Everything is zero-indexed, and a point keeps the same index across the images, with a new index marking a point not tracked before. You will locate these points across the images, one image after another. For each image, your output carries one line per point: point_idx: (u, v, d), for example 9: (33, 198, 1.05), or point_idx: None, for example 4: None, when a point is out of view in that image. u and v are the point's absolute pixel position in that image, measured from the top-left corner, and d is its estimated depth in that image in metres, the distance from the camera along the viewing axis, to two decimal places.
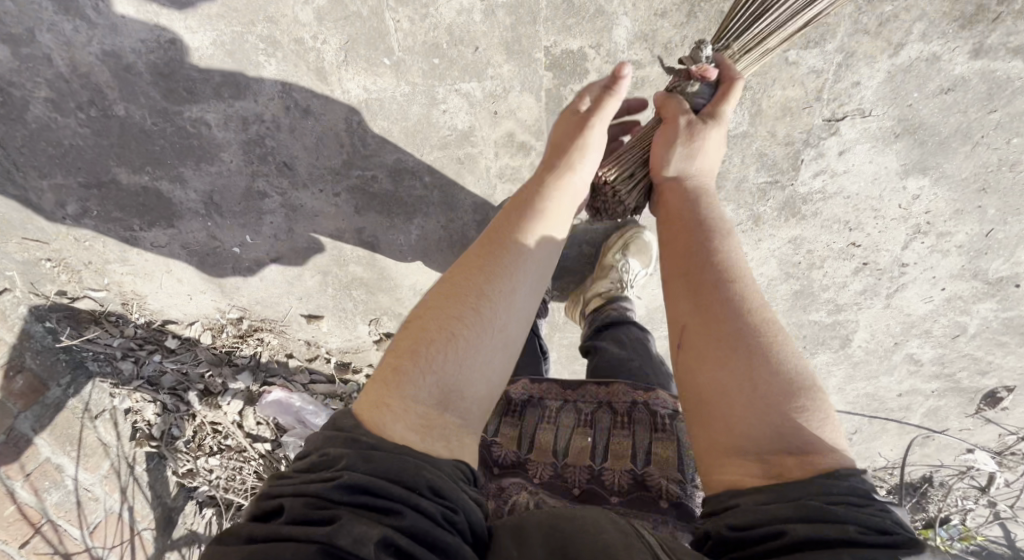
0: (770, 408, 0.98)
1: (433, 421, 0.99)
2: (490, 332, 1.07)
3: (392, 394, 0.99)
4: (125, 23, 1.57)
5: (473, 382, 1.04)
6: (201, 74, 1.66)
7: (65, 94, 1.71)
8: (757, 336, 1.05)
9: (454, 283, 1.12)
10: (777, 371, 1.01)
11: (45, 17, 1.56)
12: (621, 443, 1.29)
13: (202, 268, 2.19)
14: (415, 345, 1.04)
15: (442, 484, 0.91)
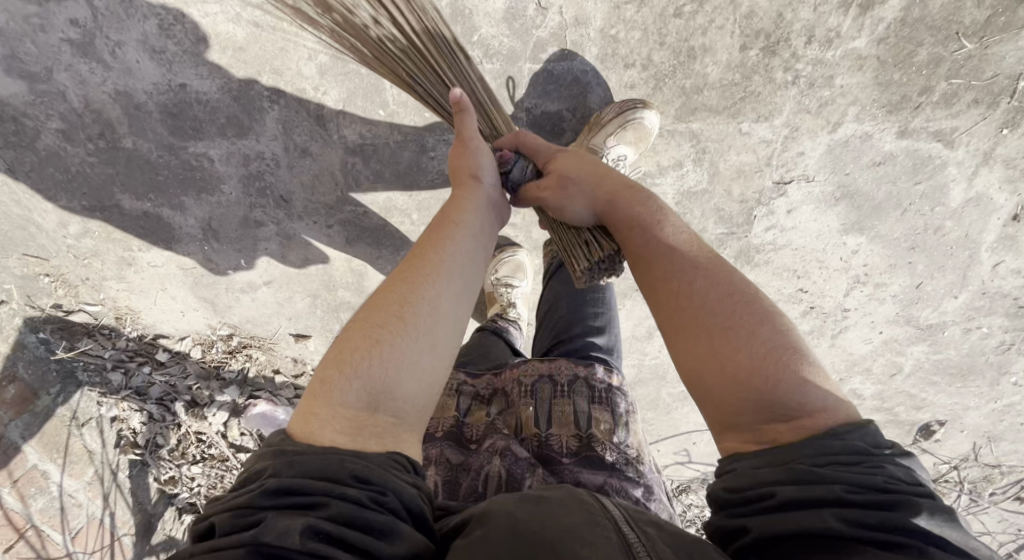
0: (760, 382, 0.93)
1: (364, 424, 0.91)
2: (420, 333, 0.99)
3: (318, 404, 0.90)
4: (140, 67, 1.66)
5: (405, 381, 0.95)
6: (208, 116, 1.77)
7: (76, 126, 1.81)
8: (736, 313, 1.01)
9: (380, 295, 1.03)
10: (755, 342, 0.97)
11: (63, 59, 1.65)
12: (565, 409, 1.34)
13: (196, 287, 2.31)
14: (340, 355, 0.95)
15: (369, 471, 0.85)
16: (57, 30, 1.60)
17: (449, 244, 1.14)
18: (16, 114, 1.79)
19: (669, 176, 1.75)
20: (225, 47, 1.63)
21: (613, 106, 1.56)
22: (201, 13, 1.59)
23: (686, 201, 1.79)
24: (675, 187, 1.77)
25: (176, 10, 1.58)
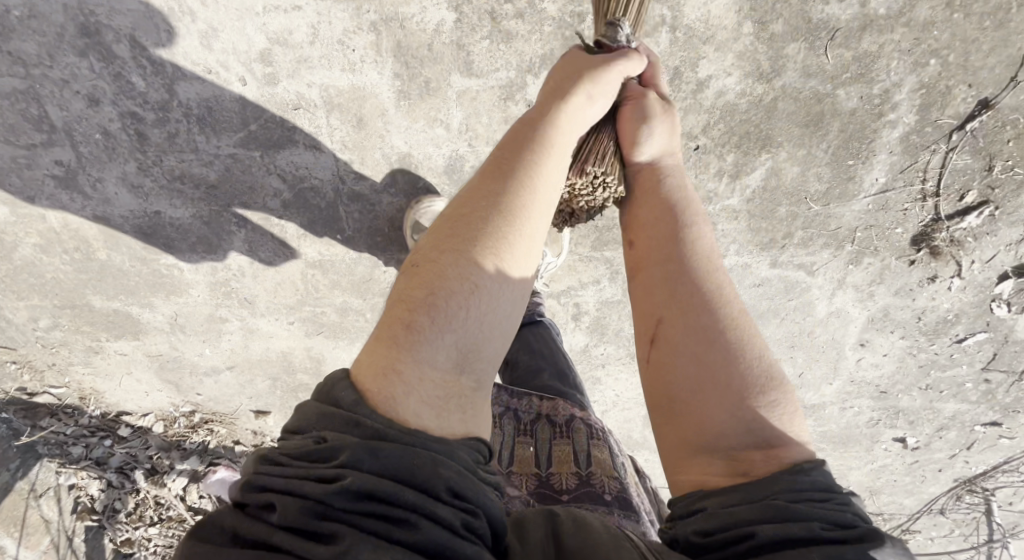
0: (740, 402, 0.92)
1: (450, 393, 0.81)
2: (510, 282, 0.90)
3: (402, 358, 0.80)
4: (117, 198, 1.83)
5: (488, 340, 0.87)
6: (181, 235, 1.96)
7: (53, 242, 1.96)
8: (718, 331, 0.98)
9: (467, 228, 0.91)
10: (740, 367, 0.94)
11: (46, 190, 1.80)
12: (564, 450, 1.29)
13: (161, 371, 2.47)
14: (429, 297, 0.83)
15: (465, 483, 0.72)
16: (42, 168, 1.75)
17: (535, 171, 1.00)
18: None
19: (589, 290, 2.09)
20: (196, 185, 1.80)
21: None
22: (177, 159, 1.72)
23: (606, 307, 2.13)
24: (596, 297, 2.10)
25: (153, 155, 1.71)
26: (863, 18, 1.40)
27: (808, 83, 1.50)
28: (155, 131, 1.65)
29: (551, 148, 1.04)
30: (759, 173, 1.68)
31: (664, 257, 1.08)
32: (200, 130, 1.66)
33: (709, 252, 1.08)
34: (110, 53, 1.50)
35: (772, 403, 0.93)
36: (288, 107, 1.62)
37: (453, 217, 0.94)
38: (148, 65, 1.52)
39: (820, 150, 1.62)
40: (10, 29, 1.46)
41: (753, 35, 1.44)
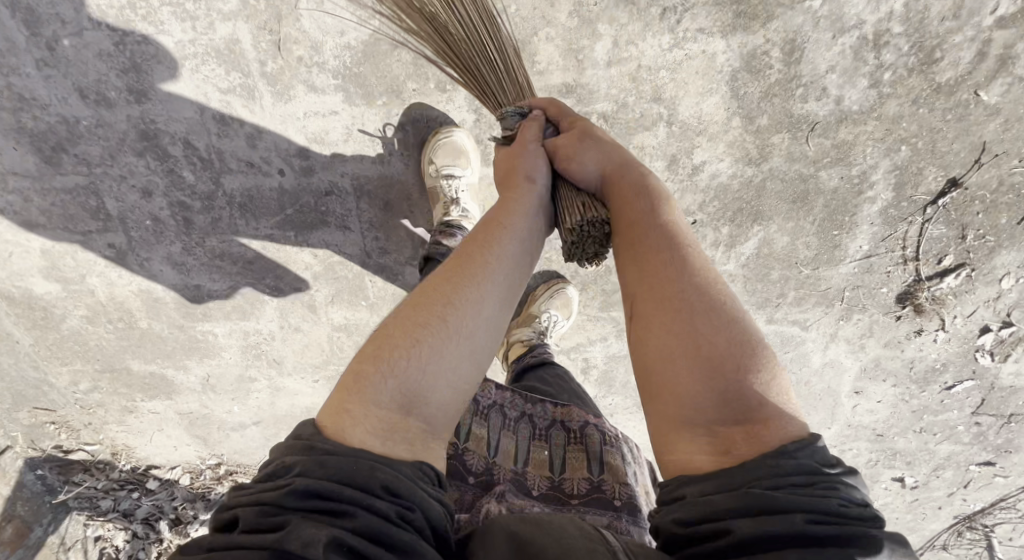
0: (715, 371, 0.88)
1: (398, 430, 0.83)
2: (462, 326, 0.92)
3: (353, 409, 0.82)
4: (162, 273, 1.97)
5: (441, 385, 0.87)
6: (217, 304, 2.09)
7: (100, 313, 2.10)
8: (697, 299, 0.95)
9: (421, 288, 0.96)
10: (714, 338, 0.90)
11: (97, 268, 1.95)
12: (577, 458, 1.28)
13: (190, 427, 2.59)
14: (377, 350, 0.87)
15: (401, 483, 0.78)
16: (94, 250, 1.89)
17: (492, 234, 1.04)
18: (45, 304, 2.06)
19: (597, 345, 2.22)
20: (234, 261, 1.94)
21: (540, 286, 2.08)
22: (219, 241, 1.88)
23: (615, 360, 2.26)
24: (604, 351, 2.23)
25: (197, 238, 1.87)
26: (839, 114, 1.51)
27: (793, 166, 1.62)
28: (201, 217, 1.80)
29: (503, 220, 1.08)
30: (753, 243, 1.78)
31: (634, 238, 1.05)
32: (242, 215, 1.80)
33: (680, 232, 1.04)
34: (166, 152, 1.64)
35: (754, 374, 0.88)
36: (322, 194, 1.76)
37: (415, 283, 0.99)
38: (199, 161, 1.66)
39: (808, 223, 1.74)
40: (77, 133, 1.58)
41: (742, 128, 1.55)
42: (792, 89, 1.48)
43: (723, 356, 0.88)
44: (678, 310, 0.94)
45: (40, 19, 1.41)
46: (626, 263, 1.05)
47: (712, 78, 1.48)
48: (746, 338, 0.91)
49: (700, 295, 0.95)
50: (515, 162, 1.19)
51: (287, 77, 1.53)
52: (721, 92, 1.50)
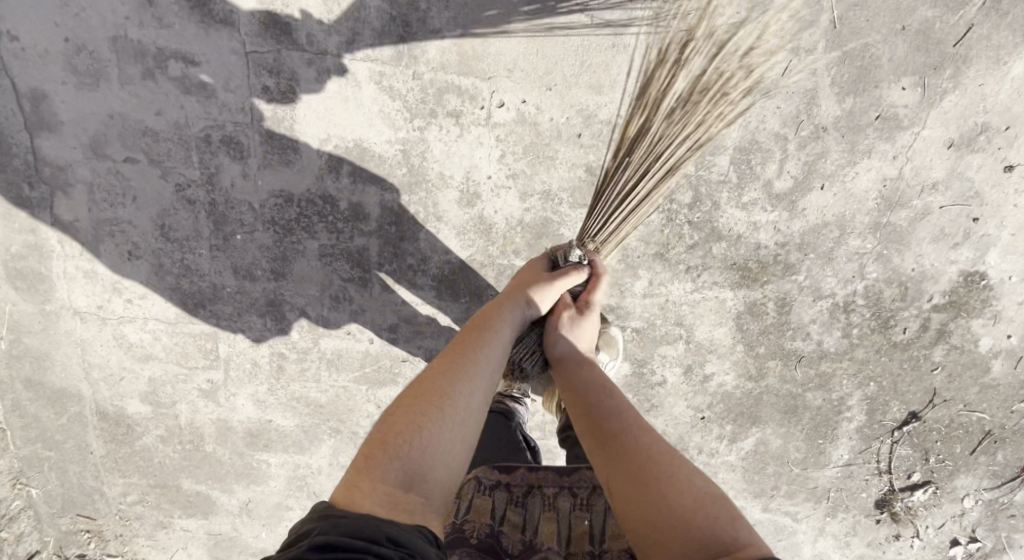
0: (686, 522, 0.97)
1: (400, 501, 0.94)
2: (455, 421, 1.06)
3: (362, 477, 0.95)
4: (241, 408, 2.12)
5: (436, 465, 1.01)
6: (280, 441, 2.18)
7: (175, 434, 2.19)
8: (649, 466, 1.09)
9: (420, 386, 1.11)
10: (671, 492, 1.03)
11: (189, 396, 2.11)
12: (618, 525, 1.17)
13: (213, 548, 2.39)
14: (385, 438, 1.00)
15: (403, 536, 0.86)
16: (194, 384, 2.09)
17: (483, 351, 1.21)
18: (129, 423, 2.18)
19: None
20: (308, 403, 2.10)
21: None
22: (301, 386, 2.07)
23: None
24: None
25: (283, 382, 2.07)
26: (820, 352, 1.87)
27: (785, 385, 1.93)
28: (293, 365, 2.03)
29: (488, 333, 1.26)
30: (751, 441, 2.03)
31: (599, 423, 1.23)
32: (327, 369, 2.03)
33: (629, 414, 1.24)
34: (284, 316, 1.94)
35: (713, 511, 0.99)
36: (399, 359, 1.99)
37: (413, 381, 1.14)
38: (306, 325, 1.95)
39: (797, 430, 2.00)
40: (220, 296, 1.91)
41: (745, 351, 1.89)
42: (783, 329, 1.84)
43: (679, 505, 1.00)
44: (642, 481, 1.06)
45: (226, 220, 1.79)
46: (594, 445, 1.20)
47: (723, 314, 1.84)
48: (699, 488, 1.03)
49: (646, 460, 1.10)
50: (518, 290, 1.41)
51: (397, 275, 1.85)
52: (728, 325, 1.85)
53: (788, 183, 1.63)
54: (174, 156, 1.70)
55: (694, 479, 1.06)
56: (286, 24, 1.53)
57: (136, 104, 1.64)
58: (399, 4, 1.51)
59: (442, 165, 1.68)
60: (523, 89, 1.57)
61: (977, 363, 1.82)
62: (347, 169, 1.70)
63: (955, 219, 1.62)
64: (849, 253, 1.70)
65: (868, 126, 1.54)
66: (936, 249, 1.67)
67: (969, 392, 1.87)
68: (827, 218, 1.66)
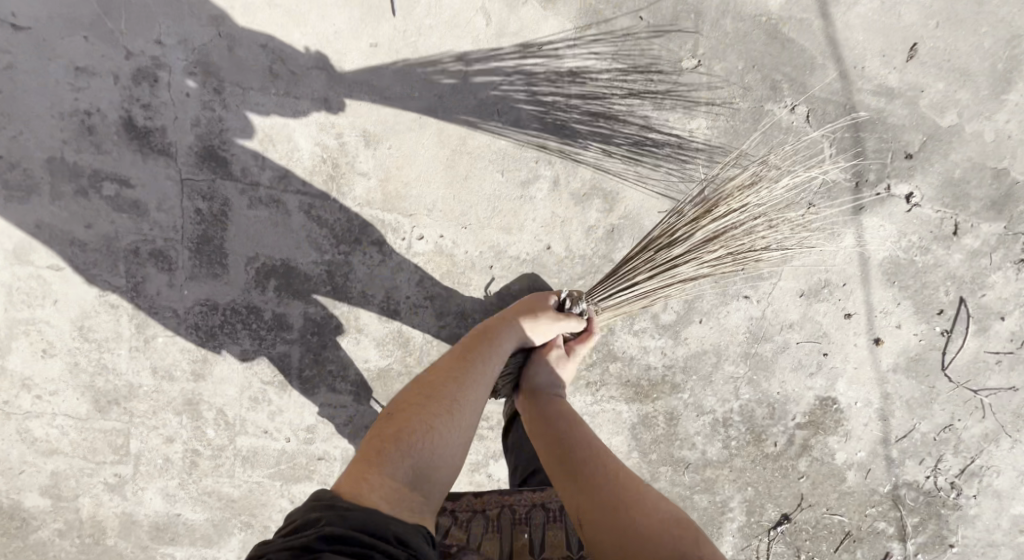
0: (652, 536, 1.14)
1: (404, 495, 1.16)
2: (456, 428, 1.29)
3: (374, 474, 1.16)
4: (149, 501, 2.01)
5: (437, 465, 1.23)
6: (187, 535, 2.04)
7: (73, 526, 2.03)
8: (619, 491, 1.26)
9: (429, 393, 1.33)
10: (640, 512, 1.20)
11: (92, 490, 1.99)
12: (557, 535, 1.48)
13: None
14: (397, 435, 1.23)
15: (404, 536, 1.07)
16: (100, 477, 1.98)
17: (485, 367, 1.44)
18: (25, 516, 2.02)
19: None
20: (221, 495, 2.00)
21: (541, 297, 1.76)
22: (214, 480, 1.99)
23: None
24: None
25: (195, 476, 1.98)
26: (704, 460, 2.06)
27: (676, 488, 2.09)
28: (206, 461, 1.97)
29: (494, 349, 1.49)
30: None
31: (573, 447, 1.40)
32: (241, 465, 1.98)
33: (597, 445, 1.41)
34: (200, 415, 1.92)
35: (676, 529, 1.16)
36: (315, 457, 1.97)
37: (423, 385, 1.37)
38: (223, 424, 1.93)
39: None
40: (136, 395, 1.89)
41: (640, 457, 2.05)
42: (673, 440, 2.03)
43: (647, 521, 1.17)
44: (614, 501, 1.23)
45: (149, 324, 1.81)
46: (562, 470, 1.36)
47: (620, 424, 2.01)
48: (664, 511, 1.20)
49: (614, 485, 1.28)
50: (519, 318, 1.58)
51: (316, 380, 1.89)
52: (624, 434, 2.02)
53: (673, 316, 1.88)
54: (100, 265, 1.74)
55: (661, 502, 1.22)
56: (222, 159, 1.65)
57: (67, 218, 1.69)
58: (330, 149, 1.66)
59: (365, 285, 1.79)
60: (441, 226, 1.74)
61: (834, 473, 2.07)
62: (273, 284, 1.78)
63: (809, 353, 1.92)
64: (725, 377, 1.94)
65: (735, 276, 1.82)
66: (795, 377, 1.95)
67: (830, 497, 2.10)
68: (706, 346, 1.90)
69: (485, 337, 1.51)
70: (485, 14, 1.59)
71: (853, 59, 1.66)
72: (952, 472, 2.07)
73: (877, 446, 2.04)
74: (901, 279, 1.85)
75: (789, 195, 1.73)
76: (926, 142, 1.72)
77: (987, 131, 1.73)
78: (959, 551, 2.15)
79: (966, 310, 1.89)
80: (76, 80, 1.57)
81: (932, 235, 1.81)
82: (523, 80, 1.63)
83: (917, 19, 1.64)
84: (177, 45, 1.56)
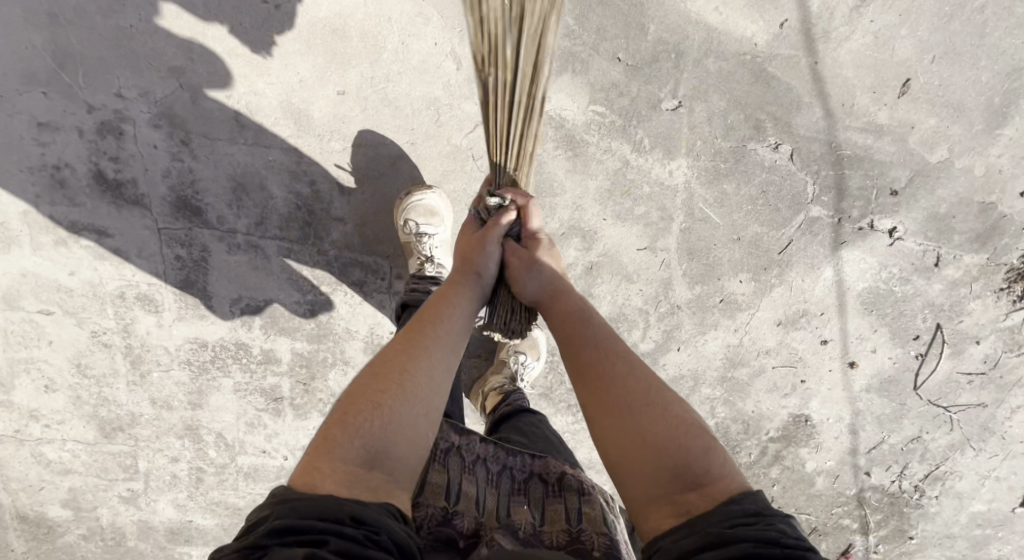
0: (660, 456, 0.93)
1: (360, 482, 0.87)
2: (422, 392, 0.97)
3: (321, 460, 0.87)
4: (162, 509, 2.04)
5: (403, 440, 0.92)
6: (200, 538, 2.09)
7: (97, 531, 2.05)
8: (627, 394, 1.00)
9: (380, 357, 1.01)
10: (648, 423, 0.96)
11: (109, 501, 2.02)
12: (558, 509, 1.14)
13: None
14: (342, 416, 0.91)
15: (364, 511, 0.83)
16: (114, 490, 2.01)
17: (449, 317, 1.10)
18: (49, 523, 2.04)
19: None
20: (227, 504, 2.05)
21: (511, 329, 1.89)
22: (220, 492, 2.03)
23: None
24: None
25: (202, 489, 2.02)
26: None
27: None
28: (211, 476, 2.00)
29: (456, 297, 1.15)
30: None
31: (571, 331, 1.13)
32: (243, 479, 2.01)
33: (603, 331, 1.12)
34: (200, 438, 1.95)
35: (694, 449, 0.93)
36: None
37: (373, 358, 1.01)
38: (224, 445, 1.97)
39: None
40: (138, 422, 1.91)
41: None
42: None
43: (657, 435, 0.95)
44: (619, 408, 0.99)
45: (143, 360, 1.82)
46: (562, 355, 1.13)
47: None
48: (676, 419, 0.97)
49: (619, 382, 1.02)
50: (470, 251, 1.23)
51: (308, 407, 1.92)
52: None
53: (652, 345, 1.90)
54: (89, 309, 1.73)
55: (672, 410, 0.98)
56: (197, 208, 1.63)
57: (49, 266, 1.67)
58: (304, 196, 1.64)
59: (348, 321, 1.80)
60: None
61: (804, 479, 2.16)
62: (259, 322, 1.79)
63: (784, 376, 1.97)
64: (702, 398, 2.00)
65: (713, 307, 1.85)
66: (770, 397, 2.01)
67: (798, 499, 2.19)
68: (683, 371, 1.95)
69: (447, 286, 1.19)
70: (455, 59, 1.54)
71: (841, 97, 1.62)
72: (917, 476, 2.17)
73: (845, 455, 2.12)
74: (879, 308, 1.88)
75: (769, 230, 1.75)
76: (913, 178, 1.70)
77: (978, 166, 1.70)
78: (918, 542, 2.26)
79: (942, 335, 1.94)
80: (40, 135, 1.53)
81: (914, 266, 1.82)
82: None
83: (913, 54, 1.59)
84: (138, 98, 1.51)
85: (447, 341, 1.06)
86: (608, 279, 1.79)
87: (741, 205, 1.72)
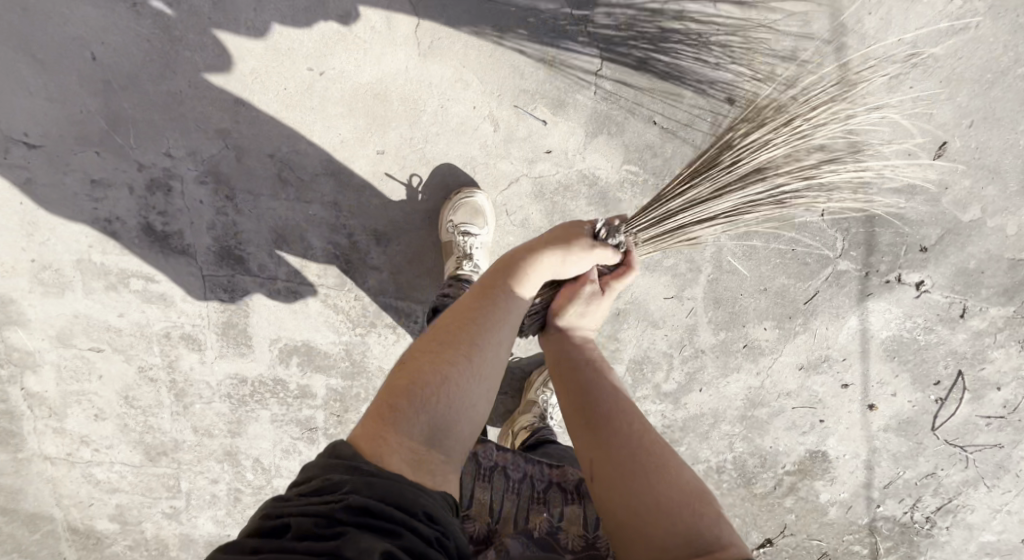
0: (666, 515, 0.98)
1: (422, 459, 0.93)
2: (478, 380, 1.03)
3: (388, 431, 0.93)
4: (200, 526, 2.11)
5: (458, 424, 0.99)
6: None
7: (141, 543, 2.13)
8: (637, 457, 1.07)
9: (442, 335, 1.07)
10: (655, 485, 1.02)
11: (153, 515, 2.09)
12: (575, 512, 1.17)
13: None
14: (408, 388, 0.97)
15: (435, 508, 0.87)
16: (156, 508, 2.08)
17: (509, 305, 1.14)
18: (97, 535, 2.12)
19: None
20: None
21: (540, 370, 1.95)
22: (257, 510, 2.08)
23: None
24: None
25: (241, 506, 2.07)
26: None
27: None
28: (249, 497, 2.05)
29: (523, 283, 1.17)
30: None
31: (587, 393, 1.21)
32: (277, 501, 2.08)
33: (618, 394, 1.20)
34: (239, 462, 2.01)
35: (697, 510, 0.99)
36: None
37: (435, 335, 1.07)
38: (261, 468, 2.02)
39: None
40: (180, 448, 1.99)
41: None
42: None
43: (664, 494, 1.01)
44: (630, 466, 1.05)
45: (186, 393, 1.90)
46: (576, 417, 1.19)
47: None
48: (686, 481, 1.04)
49: (630, 441, 1.09)
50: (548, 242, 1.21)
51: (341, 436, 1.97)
52: None
53: (675, 385, 1.94)
54: (136, 347, 1.82)
55: (677, 473, 1.04)
56: (239, 257, 1.69)
57: (101, 309, 1.76)
58: (342, 247, 1.69)
59: (382, 359, 1.84)
60: None
61: (817, 508, 2.19)
62: (295, 360, 1.85)
63: (803, 416, 2.01)
64: (722, 434, 2.04)
65: (736, 352, 1.88)
66: (788, 435, 2.05)
67: (811, 525, 2.22)
68: (704, 410, 1.99)
69: (518, 264, 1.18)
70: (492, 121, 1.59)
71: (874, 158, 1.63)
72: (929, 508, 2.19)
73: (860, 489, 2.16)
74: (901, 355, 1.90)
75: (796, 281, 1.77)
76: (943, 236, 1.71)
77: (1010, 225, 1.70)
78: None
79: (963, 381, 1.96)
80: (94, 192, 1.62)
81: (939, 317, 1.83)
82: (533, 182, 1.64)
83: (948, 119, 1.60)
84: (185, 157, 1.59)
85: (505, 328, 1.11)
86: (634, 324, 1.85)
87: (768, 257, 1.75)
